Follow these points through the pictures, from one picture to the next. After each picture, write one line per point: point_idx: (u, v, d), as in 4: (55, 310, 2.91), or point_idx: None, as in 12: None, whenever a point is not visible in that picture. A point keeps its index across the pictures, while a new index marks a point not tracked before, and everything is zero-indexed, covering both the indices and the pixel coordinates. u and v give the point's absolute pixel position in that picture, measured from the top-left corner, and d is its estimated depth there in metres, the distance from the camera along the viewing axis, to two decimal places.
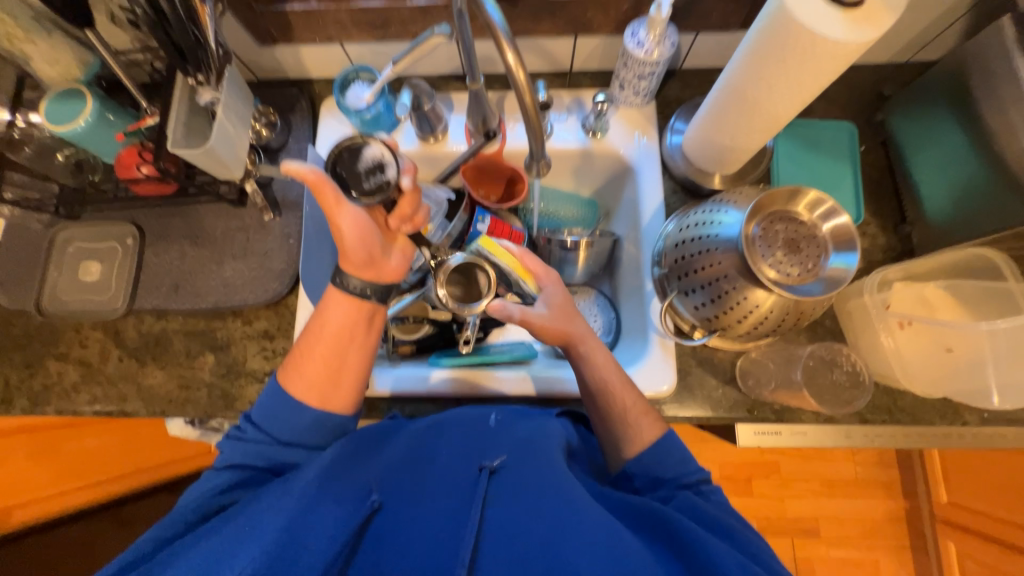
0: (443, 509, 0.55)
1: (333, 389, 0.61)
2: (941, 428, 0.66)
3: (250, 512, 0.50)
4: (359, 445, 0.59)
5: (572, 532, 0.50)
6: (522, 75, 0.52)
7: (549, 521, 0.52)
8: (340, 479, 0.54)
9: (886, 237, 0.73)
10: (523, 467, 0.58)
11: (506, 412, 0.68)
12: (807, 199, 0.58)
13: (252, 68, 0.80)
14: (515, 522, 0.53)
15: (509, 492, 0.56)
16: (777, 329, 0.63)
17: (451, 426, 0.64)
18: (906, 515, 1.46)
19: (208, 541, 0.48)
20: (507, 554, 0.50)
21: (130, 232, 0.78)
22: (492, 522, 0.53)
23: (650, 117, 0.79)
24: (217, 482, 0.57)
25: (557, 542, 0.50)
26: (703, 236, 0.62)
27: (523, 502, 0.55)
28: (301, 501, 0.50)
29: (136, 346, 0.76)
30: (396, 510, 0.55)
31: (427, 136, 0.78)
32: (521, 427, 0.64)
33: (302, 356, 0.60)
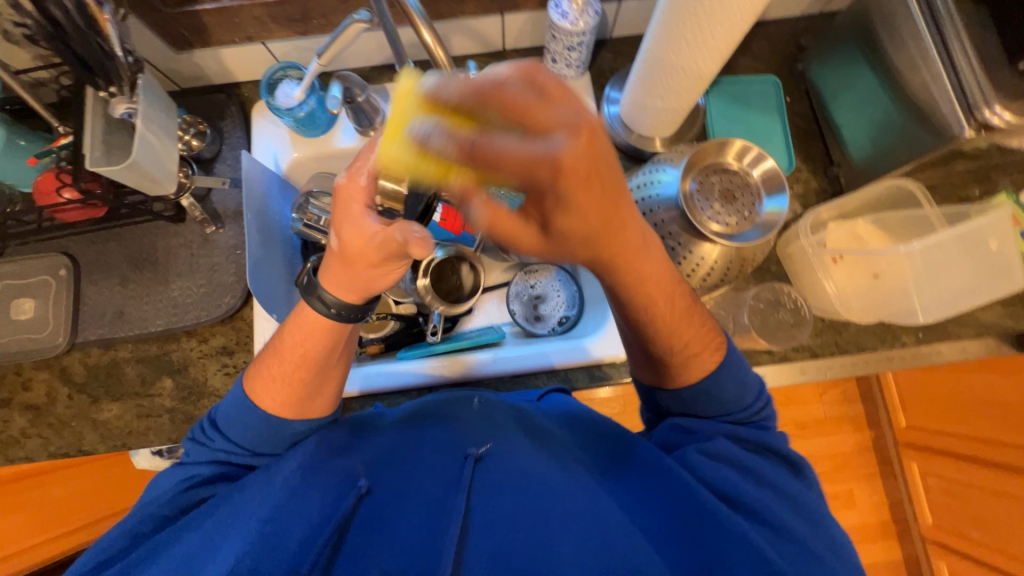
0: (437, 488, 0.55)
1: (309, 402, 0.56)
2: (882, 351, 0.71)
3: (229, 507, 0.49)
4: (341, 436, 0.58)
5: (553, 518, 0.52)
6: (441, 52, 0.51)
7: (533, 508, 0.53)
8: (325, 469, 0.53)
9: (818, 181, 0.77)
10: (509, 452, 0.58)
11: (491, 394, 0.67)
12: (735, 148, 0.61)
13: (173, 76, 0.77)
14: (509, 496, 0.54)
15: (500, 469, 0.57)
16: (725, 279, 0.65)
17: (442, 410, 0.64)
18: (873, 444, 1.56)
19: (187, 537, 0.47)
20: (496, 532, 0.51)
21: (63, 263, 0.74)
22: (484, 500, 0.54)
23: (586, 88, 0.80)
24: (185, 475, 0.53)
25: (541, 530, 0.51)
26: (646, 197, 0.64)
27: (515, 475, 0.56)
28: (285, 494, 0.49)
29: (85, 381, 0.72)
30: (388, 493, 0.55)
31: (366, 129, 0.77)
32: (505, 411, 0.64)
33: (272, 365, 0.55)
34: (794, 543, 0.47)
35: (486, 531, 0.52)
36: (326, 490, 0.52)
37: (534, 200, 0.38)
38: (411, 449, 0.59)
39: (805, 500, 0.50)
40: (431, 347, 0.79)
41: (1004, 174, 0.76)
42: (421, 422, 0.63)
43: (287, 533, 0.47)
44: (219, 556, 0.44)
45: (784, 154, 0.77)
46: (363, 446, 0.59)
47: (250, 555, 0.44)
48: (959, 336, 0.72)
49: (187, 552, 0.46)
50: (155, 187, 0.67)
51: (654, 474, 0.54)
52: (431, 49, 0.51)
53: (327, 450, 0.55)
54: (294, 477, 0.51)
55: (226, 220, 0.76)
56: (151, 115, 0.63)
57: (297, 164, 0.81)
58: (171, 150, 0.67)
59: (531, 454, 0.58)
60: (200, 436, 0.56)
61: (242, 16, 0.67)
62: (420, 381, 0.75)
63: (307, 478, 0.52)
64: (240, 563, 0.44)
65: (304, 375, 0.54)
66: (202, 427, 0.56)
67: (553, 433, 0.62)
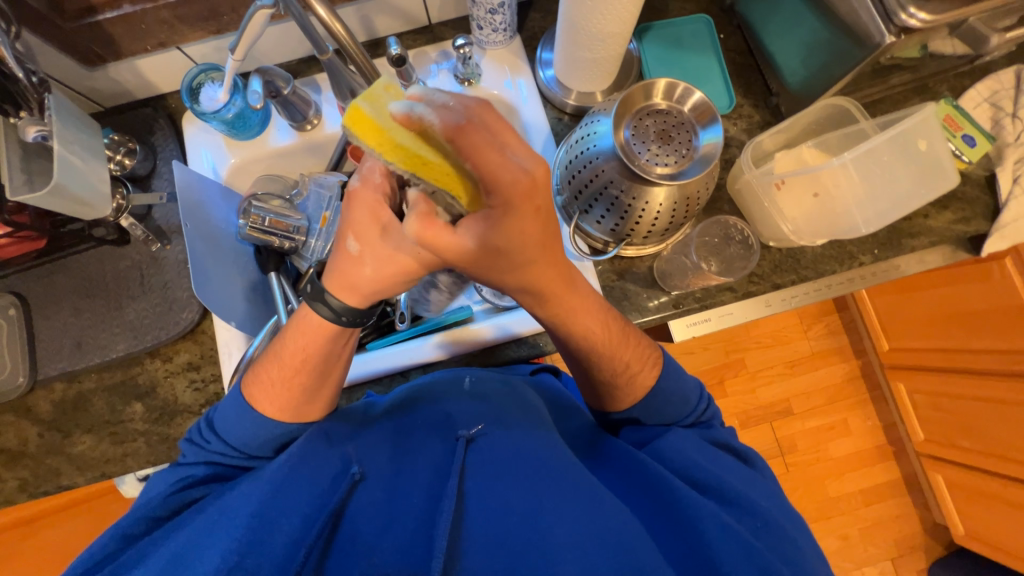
0: (428, 481, 0.52)
1: (308, 403, 0.54)
2: (842, 274, 0.72)
3: (218, 506, 0.46)
4: (337, 427, 0.55)
5: (550, 500, 0.48)
6: (340, 27, 0.53)
7: (529, 492, 0.49)
8: (316, 463, 0.50)
9: (760, 113, 0.77)
10: (502, 434, 0.54)
11: (483, 373, 0.64)
12: (660, 89, 0.61)
13: (93, 95, 0.75)
14: (508, 476, 0.50)
15: (492, 450, 0.53)
16: (675, 222, 0.65)
17: (436, 395, 0.60)
18: (862, 371, 1.60)
19: (177, 536, 0.45)
20: (492, 514, 0.48)
21: (11, 302, 0.72)
22: (478, 487, 0.50)
23: (519, 52, 0.79)
24: (183, 475, 0.52)
25: (537, 513, 0.47)
26: (585, 149, 0.64)
27: (515, 454, 0.52)
28: (273, 488, 0.47)
29: (53, 417, 0.71)
30: (383, 484, 0.51)
31: (301, 124, 0.76)
32: (497, 393, 0.60)
33: (269, 367, 0.53)
34: (770, 528, 0.48)
35: (483, 517, 0.48)
36: (315, 489, 0.48)
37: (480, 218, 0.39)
38: (401, 440, 0.55)
39: (767, 488, 0.52)
40: (398, 334, 0.79)
41: (941, 82, 0.77)
42: (409, 406, 0.59)
43: (277, 533, 0.44)
44: (207, 556, 0.42)
45: (724, 93, 0.76)
46: (361, 437, 0.55)
47: (241, 551, 0.42)
48: (915, 248, 0.73)
49: (178, 550, 0.43)
50: (89, 212, 0.66)
51: (627, 465, 0.53)
52: (331, 26, 0.53)
53: (320, 444, 0.52)
54: (279, 475, 0.48)
55: (171, 236, 0.75)
56: (68, 136, 0.62)
57: (236, 170, 0.79)
58: (99, 171, 0.66)
59: (530, 432, 0.54)
60: (196, 437, 0.55)
61: (148, 21, 0.65)
62: (398, 366, 0.75)
63: (293, 477, 0.48)
64: (232, 560, 0.42)
65: (299, 375, 0.52)
66: (199, 428, 0.55)
67: (546, 419, 0.59)
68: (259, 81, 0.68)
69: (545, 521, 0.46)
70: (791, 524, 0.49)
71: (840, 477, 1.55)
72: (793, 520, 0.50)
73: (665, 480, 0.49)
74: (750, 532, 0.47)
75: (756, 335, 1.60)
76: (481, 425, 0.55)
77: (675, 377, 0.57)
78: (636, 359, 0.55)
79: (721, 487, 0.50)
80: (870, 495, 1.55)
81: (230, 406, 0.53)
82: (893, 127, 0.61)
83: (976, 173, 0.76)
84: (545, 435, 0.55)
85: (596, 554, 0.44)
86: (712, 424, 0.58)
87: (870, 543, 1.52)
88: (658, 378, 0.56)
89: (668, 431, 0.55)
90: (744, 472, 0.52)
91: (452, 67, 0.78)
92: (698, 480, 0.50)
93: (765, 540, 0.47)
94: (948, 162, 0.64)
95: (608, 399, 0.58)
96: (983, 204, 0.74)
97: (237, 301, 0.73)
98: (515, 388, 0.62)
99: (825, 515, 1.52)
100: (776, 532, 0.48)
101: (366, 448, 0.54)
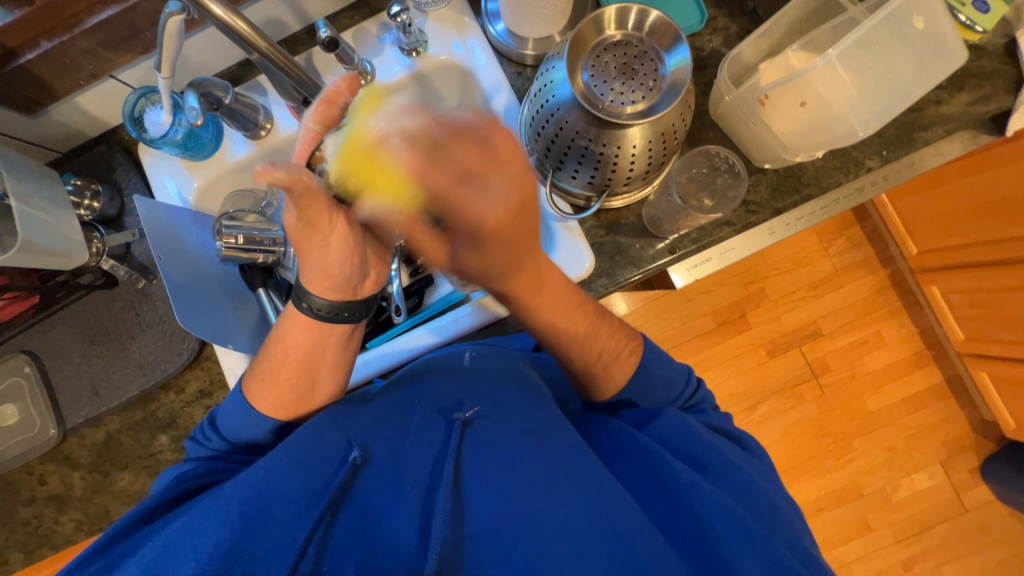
0: (424, 466, 0.50)
1: (313, 396, 0.57)
2: (849, 185, 0.66)
3: (217, 493, 0.46)
4: (345, 406, 0.55)
5: (548, 479, 0.47)
6: (242, 23, 0.50)
7: (527, 475, 0.47)
8: (317, 446, 0.49)
9: (737, 22, 0.69)
10: (502, 414, 0.53)
11: (481, 345, 0.64)
12: (612, 17, 0.55)
13: (45, 142, 0.73)
14: (506, 459, 0.49)
15: (490, 432, 0.51)
16: (656, 161, 0.60)
17: (433, 372, 0.59)
18: (892, 280, 1.52)
19: (177, 521, 0.44)
20: (491, 498, 0.47)
21: (24, 360, 0.74)
22: (476, 468, 0.49)
23: (463, 8, 0.73)
24: (185, 469, 0.52)
25: (530, 498, 0.46)
26: (546, 101, 0.59)
27: (513, 433, 0.51)
28: (267, 475, 0.46)
29: (91, 460, 0.75)
30: (383, 468, 0.49)
31: (254, 131, 0.73)
32: (495, 370, 0.59)
33: (282, 369, 0.55)
34: (770, 507, 0.48)
35: (483, 499, 0.47)
36: (314, 473, 0.48)
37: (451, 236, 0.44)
38: (400, 423, 0.53)
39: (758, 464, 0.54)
40: (397, 328, 0.78)
41: None
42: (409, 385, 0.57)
43: (270, 519, 0.44)
44: (200, 546, 0.42)
45: (694, 8, 0.68)
46: (366, 413, 0.54)
47: (234, 538, 0.42)
48: (930, 140, 0.66)
49: (168, 540, 0.43)
50: (68, 261, 0.66)
51: (626, 447, 0.53)
52: (234, 26, 0.50)
53: (324, 426, 0.51)
54: (280, 459, 0.47)
55: (154, 270, 0.75)
56: (24, 189, 0.62)
57: (203, 193, 0.77)
58: (67, 219, 0.66)
59: (530, 415, 0.53)
60: (200, 435, 0.57)
61: (71, 54, 0.62)
62: (404, 358, 0.72)
63: (293, 462, 0.47)
64: (225, 547, 0.41)
65: (292, 373, 0.55)
66: (201, 428, 0.58)
67: (550, 401, 0.57)
68: (194, 95, 0.64)
69: (542, 501, 0.45)
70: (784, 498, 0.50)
71: (878, 390, 1.51)
72: (789, 506, 0.51)
73: (662, 459, 0.50)
74: (752, 514, 0.47)
75: (775, 262, 1.53)
76: (479, 407, 0.53)
77: (659, 363, 0.59)
78: (612, 344, 0.58)
79: (723, 468, 0.50)
80: (912, 404, 1.51)
81: (240, 425, 0.55)
82: (887, 5, 0.53)
83: (993, 42, 0.66)
84: (545, 416, 0.54)
85: (594, 535, 0.43)
86: (704, 409, 0.61)
87: (917, 450, 1.49)
88: (641, 361, 0.59)
89: (662, 410, 0.56)
90: (748, 460, 0.54)
91: (396, 40, 0.73)
92: (700, 462, 0.51)
93: (762, 517, 0.47)
94: (954, 38, 0.56)
95: (595, 360, 0.57)
96: (1004, 77, 0.66)
97: (231, 325, 0.73)
98: (518, 370, 0.60)
99: (867, 430, 1.50)
100: (770, 507, 0.48)
101: (367, 426, 0.53)
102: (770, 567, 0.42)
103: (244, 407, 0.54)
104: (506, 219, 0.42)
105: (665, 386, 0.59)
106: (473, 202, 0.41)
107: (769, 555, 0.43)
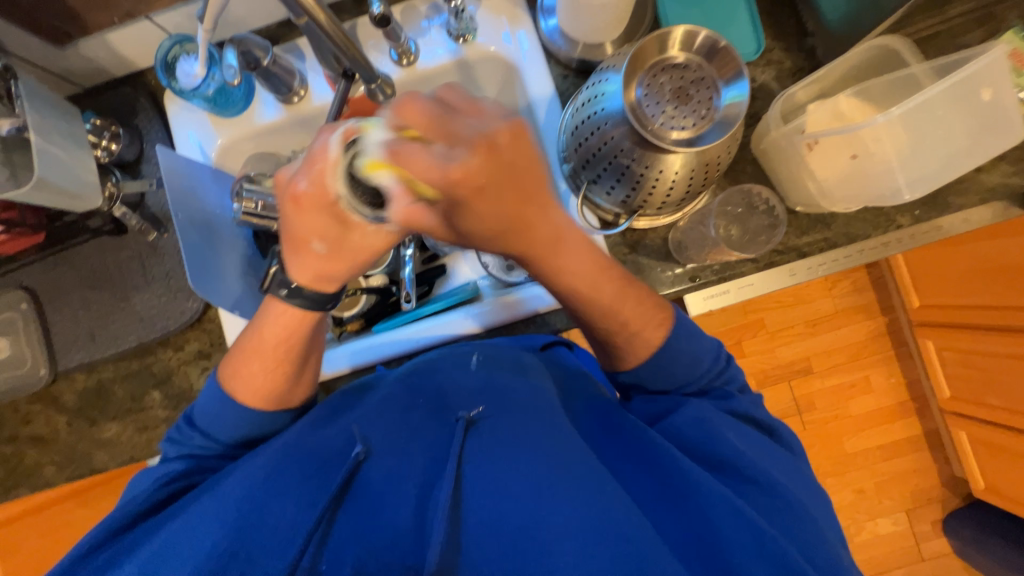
0: (424, 463, 0.49)
1: (291, 393, 0.55)
2: (876, 238, 0.66)
3: (206, 497, 0.46)
4: (345, 397, 0.56)
5: (555, 477, 0.47)
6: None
7: (523, 473, 0.47)
8: (316, 441, 0.50)
9: (792, 59, 0.68)
10: (506, 415, 0.52)
11: (489, 349, 0.61)
12: (677, 39, 0.54)
13: (68, 76, 0.71)
14: (508, 462, 0.48)
15: (493, 435, 0.50)
16: (693, 190, 0.59)
17: (436, 371, 0.58)
18: (888, 328, 1.54)
19: (160, 536, 0.44)
20: (492, 496, 0.47)
21: (22, 297, 0.72)
22: (479, 471, 0.48)
23: (517, 0, 0.71)
24: (163, 472, 0.51)
25: (532, 495, 0.46)
26: (593, 113, 0.58)
27: (518, 436, 0.50)
28: (266, 472, 0.46)
29: (78, 405, 0.73)
30: (386, 462, 0.49)
31: (287, 97, 0.71)
32: (503, 367, 0.57)
33: (245, 381, 0.52)
34: (789, 507, 0.47)
35: (487, 498, 0.47)
36: (313, 470, 0.48)
37: (446, 203, 0.41)
38: (402, 417, 0.53)
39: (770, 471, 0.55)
40: (408, 315, 0.76)
41: None
42: (414, 378, 0.57)
43: (267, 517, 0.44)
44: (200, 543, 0.42)
45: (752, 37, 0.67)
46: (364, 404, 0.55)
47: (230, 537, 0.43)
48: (961, 206, 0.66)
49: (163, 544, 0.43)
50: (79, 204, 0.64)
51: (634, 444, 0.52)
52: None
53: (320, 420, 0.53)
54: (276, 454, 0.48)
55: (168, 224, 0.73)
56: (47, 126, 0.60)
57: (226, 151, 0.74)
58: (84, 160, 0.64)
59: (534, 421, 0.52)
60: (177, 435, 0.54)
61: None
62: (412, 347, 0.72)
63: (287, 458, 0.48)
64: (221, 546, 0.42)
65: (283, 353, 0.52)
66: (178, 426, 0.55)
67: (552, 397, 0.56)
68: (234, 53, 0.63)
69: (544, 503, 0.45)
70: (811, 501, 0.48)
71: (858, 433, 1.54)
72: (834, 533, 0.48)
73: (670, 453, 0.49)
74: (764, 515, 0.46)
75: (777, 295, 1.54)
76: (483, 408, 0.53)
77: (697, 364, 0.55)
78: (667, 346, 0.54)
79: (743, 466, 0.49)
80: (887, 451, 1.54)
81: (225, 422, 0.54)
82: (956, 74, 0.52)
83: None
84: (550, 418, 0.53)
85: (597, 537, 0.43)
86: (730, 393, 0.55)
87: (885, 496, 1.53)
88: (664, 337, 0.54)
89: (683, 403, 0.53)
90: (784, 456, 0.52)
91: (445, 24, 0.71)
92: (719, 461, 0.50)
93: (776, 517, 0.46)
94: (1016, 114, 0.54)
95: (621, 356, 0.56)
96: None
97: (238, 292, 0.71)
98: (519, 365, 0.59)
99: (840, 470, 1.53)
100: (797, 513, 0.47)
101: (367, 419, 0.52)
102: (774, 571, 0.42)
103: (242, 380, 0.52)
104: (477, 170, 0.39)
105: (708, 392, 0.55)
106: (437, 160, 0.38)
107: (776, 558, 0.42)
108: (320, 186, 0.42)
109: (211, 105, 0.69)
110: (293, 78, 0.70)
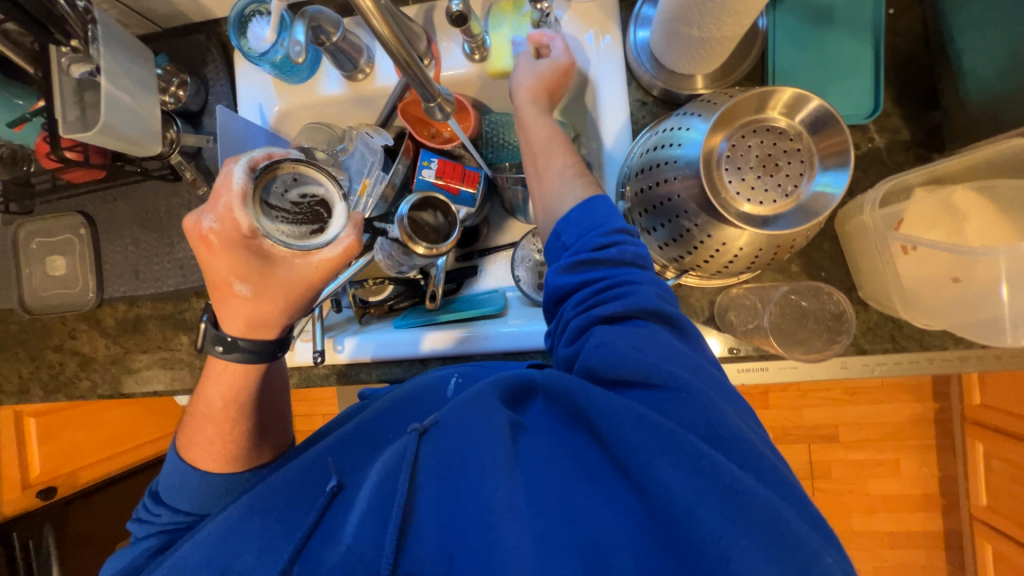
0: (379, 478, 0.46)
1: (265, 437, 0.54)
2: (954, 352, 0.58)
3: (173, 562, 0.45)
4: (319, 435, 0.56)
5: (496, 475, 0.42)
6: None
7: (468, 486, 0.43)
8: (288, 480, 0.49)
9: (910, 129, 0.59)
10: (455, 417, 0.47)
11: (470, 371, 0.59)
12: (782, 100, 0.47)
13: (149, 15, 0.71)
14: (455, 468, 0.44)
15: (446, 440, 0.46)
16: (755, 265, 0.54)
17: (412, 394, 0.56)
18: (936, 416, 1.41)
19: None
20: (444, 503, 0.43)
21: (80, 222, 0.76)
22: (432, 479, 0.45)
23: (609, 8, 0.65)
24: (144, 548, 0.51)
25: (475, 496, 0.42)
26: (663, 161, 0.52)
27: (463, 436, 0.45)
28: (231, 524, 0.45)
29: (117, 332, 0.78)
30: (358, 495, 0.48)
31: (352, 73, 0.69)
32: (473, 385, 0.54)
33: (201, 449, 0.52)
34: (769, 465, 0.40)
35: (440, 510, 0.43)
36: (287, 509, 0.47)
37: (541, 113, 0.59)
38: (377, 442, 0.52)
39: None
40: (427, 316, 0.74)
41: None
42: (388, 403, 0.55)
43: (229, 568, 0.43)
44: None
45: (869, 97, 0.58)
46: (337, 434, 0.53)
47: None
48: None
49: None
50: (140, 151, 0.65)
51: (574, 407, 0.44)
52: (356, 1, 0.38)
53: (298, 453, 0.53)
54: (248, 505, 0.47)
55: None
56: (117, 70, 0.60)
57: (285, 116, 0.74)
58: (149, 106, 0.64)
59: (476, 413, 0.46)
60: (145, 514, 0.53)
61: None
62: (422, 353, 0.70)
63: (259, 504, 0.47)
64: None
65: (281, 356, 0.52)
66: (145, 506, 0.54)
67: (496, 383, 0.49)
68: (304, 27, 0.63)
69: (492, 500, 0.41)
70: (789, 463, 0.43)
71: (871, 514, 1.45)
72: None
73: (615, 421, 0.41)
74: (757, 481, 0.39)
75: None
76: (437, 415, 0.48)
77: None
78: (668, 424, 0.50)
79: (724, 435, 0.40)
80: (897, 539, 1.45)
81: None
82: None
83: None
84: (487, 404, 0.47)
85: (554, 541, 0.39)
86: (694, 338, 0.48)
87: None
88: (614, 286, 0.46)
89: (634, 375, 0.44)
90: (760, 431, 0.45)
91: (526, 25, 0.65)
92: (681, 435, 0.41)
93: (766, 477, 0.39)
94: None
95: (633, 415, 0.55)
96: None
97: None
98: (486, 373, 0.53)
99: None
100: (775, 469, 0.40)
101: (343, 449, 0.51)
102: (774, 551, 0.35)
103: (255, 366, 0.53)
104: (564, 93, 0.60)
105: None
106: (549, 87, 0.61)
107: (769, 534, 0.36)
108: (227, 221, 0.43)
109: (276, 72, 0.68)
110: (360, 56, 0.68)
